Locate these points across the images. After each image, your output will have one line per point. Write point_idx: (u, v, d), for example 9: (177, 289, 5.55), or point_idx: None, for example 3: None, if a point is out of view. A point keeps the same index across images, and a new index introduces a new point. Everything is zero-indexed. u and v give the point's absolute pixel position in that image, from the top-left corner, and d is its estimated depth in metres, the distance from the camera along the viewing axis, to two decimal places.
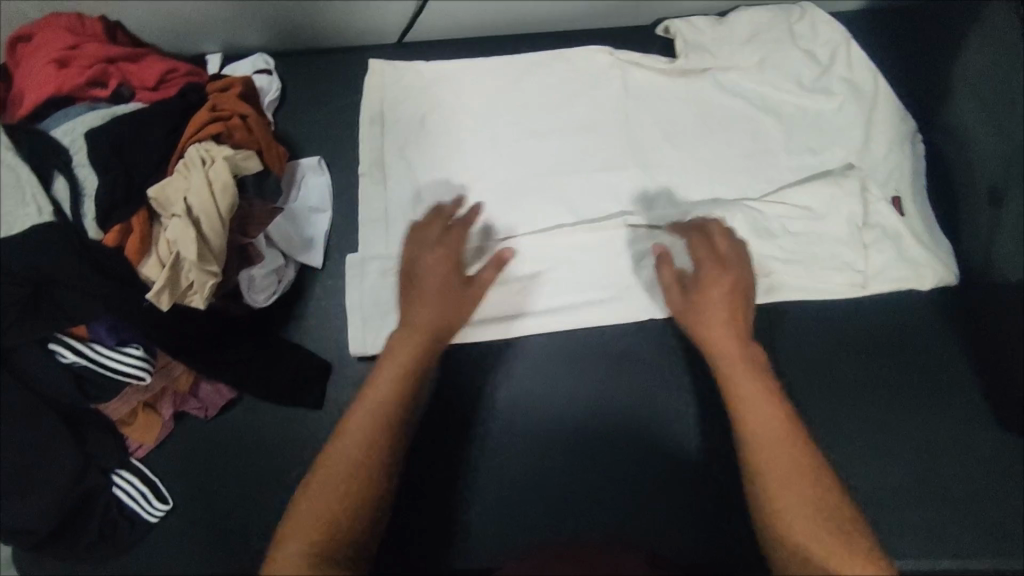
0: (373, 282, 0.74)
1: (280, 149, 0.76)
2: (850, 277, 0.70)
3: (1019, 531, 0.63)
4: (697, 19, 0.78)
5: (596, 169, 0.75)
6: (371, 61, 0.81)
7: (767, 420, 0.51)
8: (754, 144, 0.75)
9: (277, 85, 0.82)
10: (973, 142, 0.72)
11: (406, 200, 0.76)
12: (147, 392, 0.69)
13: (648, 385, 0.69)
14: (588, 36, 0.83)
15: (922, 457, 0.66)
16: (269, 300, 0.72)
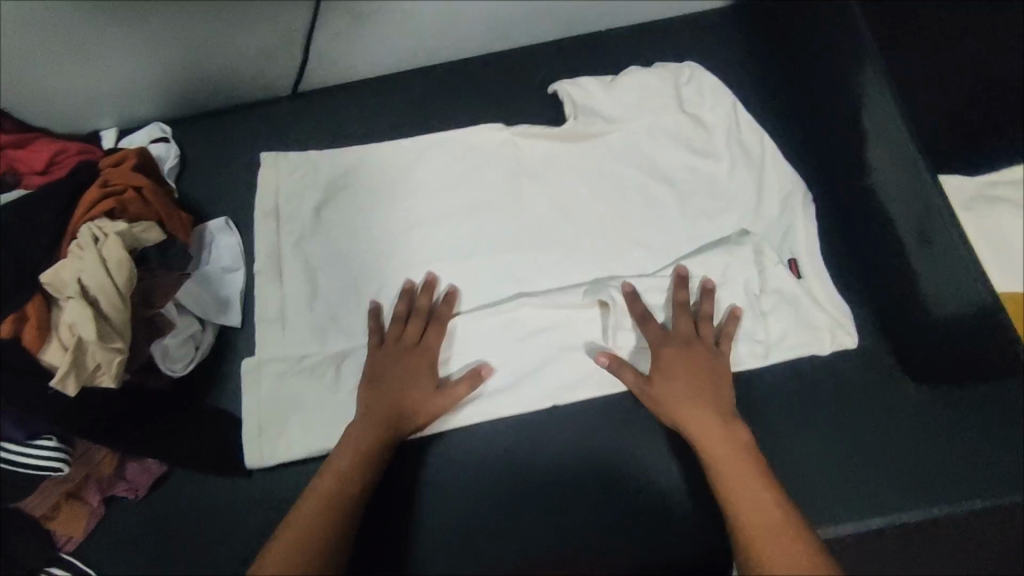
0: (285, 359, 0.72)
1: (183, 216, 0.75)
2: (752, 346, 0.71)
3: (945, 475, 0.66)
4: (585, 81, 0.80)
5: (501, 266, 0.76)
6: (264, 154, 0.81)
7: (749, 501, 0.58)
8: (652, 217, 0.77)
9: (176, 151, 0.82)
10: (877, 185, 0.73)
11: (302, 294, 0.75)
12: (68, 482, 0.67)
13: (565, 432, 0.71)
14: (477, 66, 0.86)
15: (845, 422, 0.69)
16: (190, 366, 0.71)
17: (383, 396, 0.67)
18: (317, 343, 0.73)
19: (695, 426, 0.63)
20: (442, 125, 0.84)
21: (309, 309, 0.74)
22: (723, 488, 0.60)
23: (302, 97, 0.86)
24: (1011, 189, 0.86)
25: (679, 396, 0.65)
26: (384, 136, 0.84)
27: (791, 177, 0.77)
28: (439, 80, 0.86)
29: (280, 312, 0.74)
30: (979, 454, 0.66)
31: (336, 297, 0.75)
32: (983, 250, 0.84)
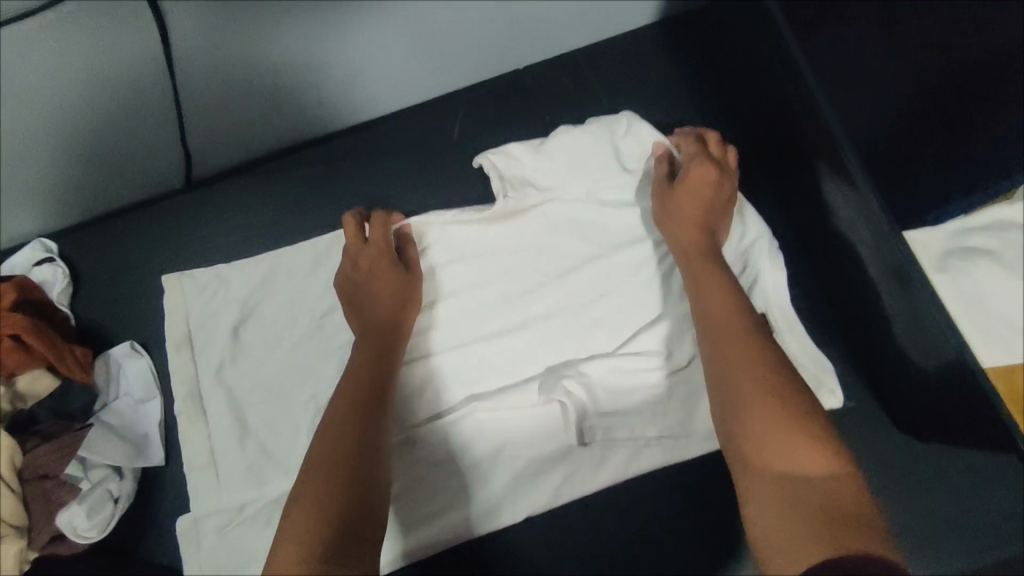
0: (228, 513, 0.65)
1: (79, 349, 0.67)
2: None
3: (947, 527, 0.62)
4: (515, 147, 0.72)
5: (447, 377, 0.67)
6: (168, 276, 0.72)
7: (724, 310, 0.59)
8: (604, 297, 0.69)
9: (64, 271, 0.73)
10: (844, 228, 0.65)
11: (231, 433, 0.68)
12: None
13: (552, 534, 0.66)
14: (390, 126, 0.78)
15: None
16: (110, 526, 0.62)
17: (376, 318, 0.64)
18: (248, 491, 0.66)
19: (699, 248, 0.64)
20: (359, 201, 0.76)
21: (240, 440, 0.67)
22: (708, 314, 0.59)
23: (200, 187, 0.77)
24: (990, 237, 0.72)
25: (691, 212, 0.65)
26: (298, 225, 0.76)
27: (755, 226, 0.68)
28: (350, 147, 0.78)
29: (210, 459, 0.67)
30: (965, 508, 0.63)
31: (269, 434, 0.67)
32: (959, 314, 0.70)
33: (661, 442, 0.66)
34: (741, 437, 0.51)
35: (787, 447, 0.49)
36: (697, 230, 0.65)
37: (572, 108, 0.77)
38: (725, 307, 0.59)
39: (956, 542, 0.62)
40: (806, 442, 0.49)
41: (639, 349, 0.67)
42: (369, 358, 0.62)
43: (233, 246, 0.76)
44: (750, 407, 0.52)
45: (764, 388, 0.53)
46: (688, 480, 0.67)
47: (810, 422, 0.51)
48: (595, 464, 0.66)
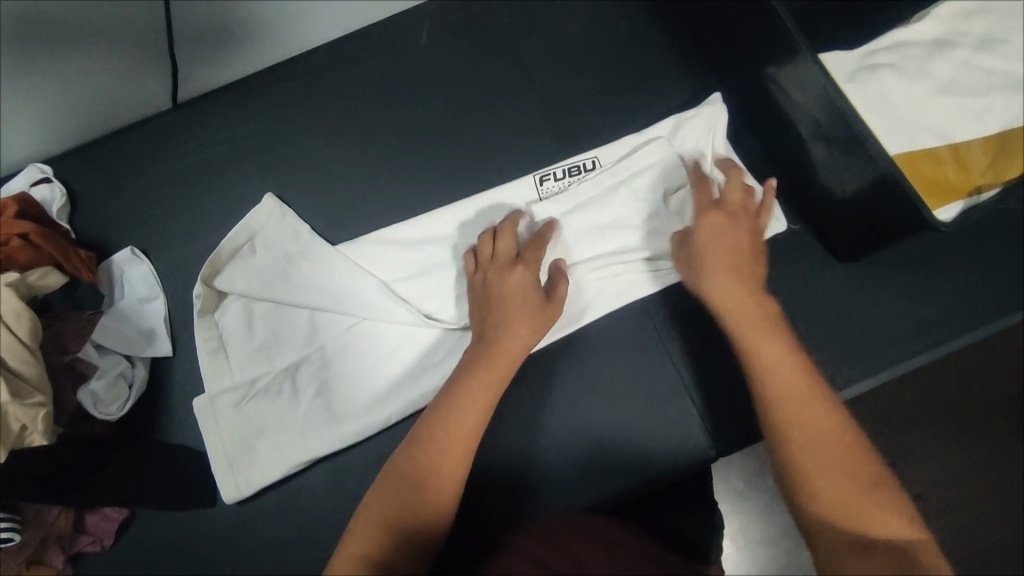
0: (241, 392, 0.70)
1: (83, 254, 0.71)
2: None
3: (896, 339, 0.70)
4: (655, 129, 0.75)
5: (432, 254, 0.73)
6: (268, 195, 0.76)
7: (775, 353, 0.57)
8: (582, 167, 0.75)
9: (61, 190, 0.76)
10: (781, 84, 0.69)
11: (240, 324, 0.72)
12: (26, 549, 0.63)
13: (546, 386, 0.72)
14: (359, 36, 0.83)
15: (795, 312, 0.72)
16: (125, 407, 0.68)
17: (389, 487, 0.56)
18: (254, 372, 0.71)
19: (736, 286, 0.61)
20: (338, 105, 0.81)
21: (248, 326, 0.72)
22: (759, 358, 0.57)
23: (184, 106, 0.81)
24: (895, 54, 0.72)
25: (722, 253, 0.63)
26: (281, 130, 0.80)
27: (708, 107, 0.74)
28: (325, 58, 0.82)
29: (213, 350, 0.71)
30: (900, 322, 0.71)
31: (273, 322, 0.72)
32: (873, 123, 0.70)
33: (630, 289, 0.72)
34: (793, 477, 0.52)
35: (848, 497, 0.49)
36: (735, 282, 0.61)
37: (529, 8, 0.83)
38: (779, 353, 0.57)
39: (892, 353, 0.70)
40: (879, 507, 0.49)
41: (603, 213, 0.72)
42: (383, 519, 0.54)
43: (220, 155, 0.79)
44: (818, 464, 0.51)
45: (833, 444, 0.52)
46: (668, 321, 0.73)
47: (872, 479, 0.51)
48: (570, 313, 0.72)
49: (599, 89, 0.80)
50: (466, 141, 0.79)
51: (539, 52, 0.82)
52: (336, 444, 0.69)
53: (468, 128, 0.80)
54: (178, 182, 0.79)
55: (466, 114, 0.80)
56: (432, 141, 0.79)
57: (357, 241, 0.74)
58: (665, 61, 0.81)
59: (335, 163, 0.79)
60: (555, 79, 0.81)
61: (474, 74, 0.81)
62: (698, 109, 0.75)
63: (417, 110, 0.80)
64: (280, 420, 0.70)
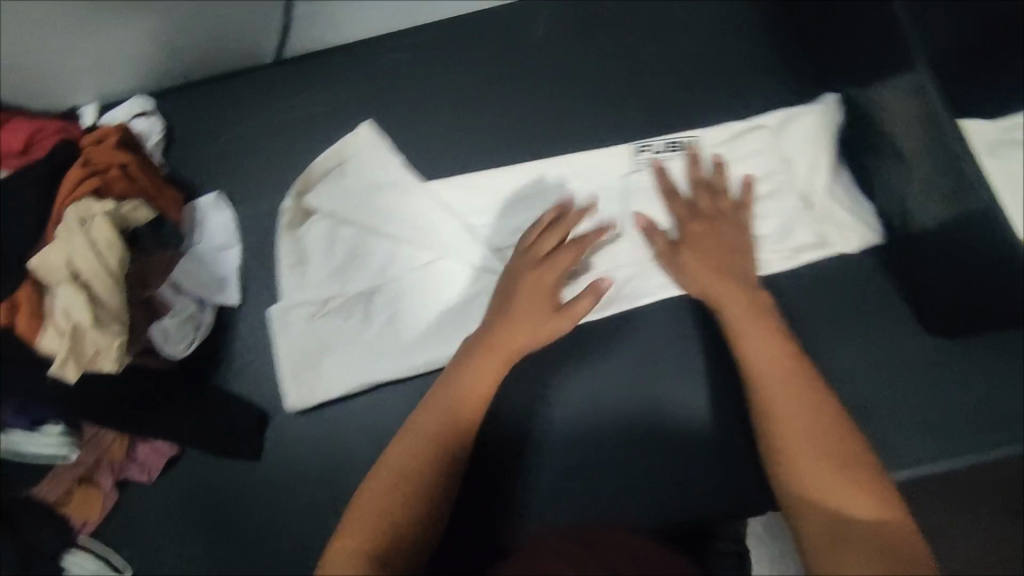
0: (314, 311, 0.72)
1: (173, 192, 0.73)
2: (777, 250, 0.71)
3: (984, 427, 0.66)
4: (764, 119, 0.74)
5: (519, 203, 0.73)
6: (363, 122, 0.76)
7: (764, 350, 0.57)
8: (682, 145, 0.74)
9: (160, 126, 0.78)
10: (895, 124, 0.68)
11: (323, 244, 0.73)
12: (79, 466, 0.67)
13: (611, 362, 0.70)
14: (472, 21, 0.81)
15: (871, 378, 0.69)
16: (191, 348, 0.69)
17: (401, 450, 0.56)
18: (329, 290, 0.72)
19: (728, 288, 0.63)
20: (439, 85, 0.79)
21: (330, 249, 0.73)
22: (750, 350, 0.58)
23: (290, 63, 0.81)
24: None
25: (703, 258, 0.65)
26: (379, 101, 0.79)
27: (822, 105, 0.73)
28: (435, 38, 0.81)
29: (295, 266, 0.73)
30: (988, 409, 0.66)
31: (355, 248, 0.73)
32: (1007, 198, 0.69)
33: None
34: (778, 460, 0.52)
35: (831, 483, 0.49)
36: (723, 278, 0.64)
37: (649, 19, 0.81)
38: (772, 347, 0.58)
39: (974, 437, 0.65)
40: (854, 488, 0.49)
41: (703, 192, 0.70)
42: (395, 486, 0.54)
43: (315, 116, 0.79)
44: (800, 446, 0.52)
45: (811, 423, 0.53)
46: None
47: (855, 464, 0.50)
48: (643, 285, 0.70)
49: (707, 109, 0.77)
50: (562, 140, 0.77)
51: (653, 65, 0.79)
52: (397, 371, 0.70)
53: (565, 127, 0.77)
54: (272, 136, 0.79)
55: (566, 114, 0.78)
56: (525, 133, 0.77)
57: (448, 178, 0.74)
58: (782, 92, 0.77)
59: (428, 143, 0.78)
60: (663, 92, 0.78)
61: (580, 75, 0.79)
62: (809, 106, 0.73)
63: (519, 103, 0.79)
64: (349, 342, 0.71)
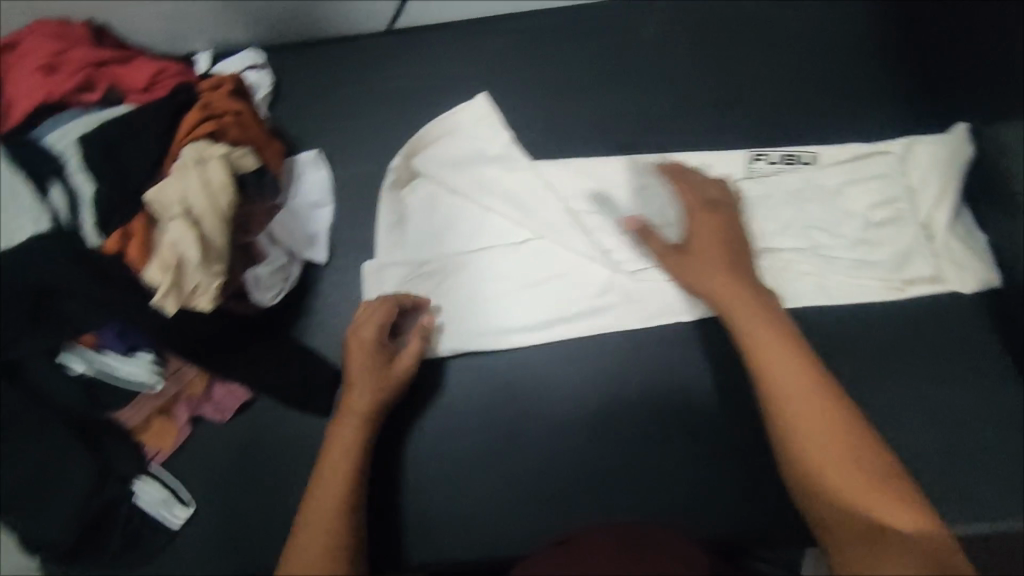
0: (411, 273, 0.74)
1: (278, 146, 0.74)
2: (887, 279, 0.70)
3: None
4: (887, 142, 0.73)
5: (627, 196, 0.74)
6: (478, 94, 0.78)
7: (779, 353, 0.54)
8: (799, 159, 0.74)
9: (270, 80, 0.80)
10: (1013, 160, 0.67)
11: (428, 210, 0.75)
12: (161, 396, 0.69)
13: (697, 362, 0.70)
14: (585, 11, 0.81)
15: (954, 423, 0.67)
16: (278, 298, 0.71)
17: (348, 434, 0.63)
18: (435, 255, 0.74)
19: (732, 291, 0.59)
20: (546, 72, 0.79)
21: (436, 216, 0.75)
22: (763, 357, 0.55)
23: (402, 35, 0.82)
24: None
25: (708, 258, 0.62)
26: (485, 80, 0.80)
27: (955, 134, 0.71)
28: (546, 24, 0.81)
29: (396, 226, 0.76)
30: None
31: (462, 219, 0.75)
32: None
33: (790, 296, 0.71)
34: (800, 474, 0.50)
35: (864, 500, 0.47)
36: (740, 290, 0.60)
37: (768, 27, 0.79)
38: (789, 354, 0.54)
39: None
40: (884, 500, 0.47)
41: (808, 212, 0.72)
42: (346, 468, 0.61)
43: (420, 89, 0.80)
44: (824, 464, 0.49)
45: (834, 438, 0.50)
46: None
47: (886, 474, 0.48)
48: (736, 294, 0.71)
49: (816, 129, 0.75)
50: (664, 141, 0.76)
51: (763, 75, 0.77)
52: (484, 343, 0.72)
53: (667, 129, 0.77)
54: (376, 102, 0.81)
55: (670, 116, 0.77)
56: (627, 130, 0.77)
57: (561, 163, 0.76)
58: (897, 119, 0.75)
59: (527, 127, 0.78)
60: (772, 105, 0.76)
61: (689, 78, 0.78)
62: (940, 135, 0.72)
63: (623, 99, 0.78)
64: (449, 309, 0.73)
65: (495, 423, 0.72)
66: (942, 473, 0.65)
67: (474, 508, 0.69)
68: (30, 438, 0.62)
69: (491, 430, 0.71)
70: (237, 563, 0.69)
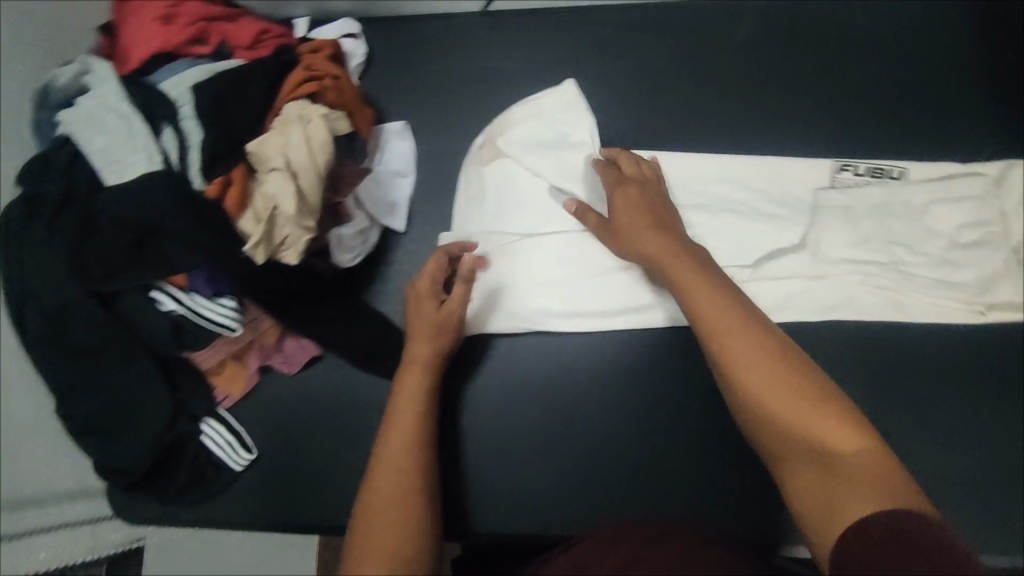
0: (491, 250, 0.74)
1: (367, 112, 0.75)
2: (967, 302, 0.70)
3: None
4: (978, 164, 0.73)
5: (709, 193, 0.74)
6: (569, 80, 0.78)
7: (710, 297, 0.55)
8: (887, 173, 0.73)
9: (363, 49, 0.82)
10: None
11: (514, 190, 0.76)
12: (237, 343, 0.71)
13: None
14: (678, 8, 0.80)
15: (1010, 454, 0.67)
16: (356, 259, 0.74)
17: (409, 385, 0.64)
18: (511, 233, 0.75)
19: (664, 250, 0.62)
20: (633, 64, 0.79)
21: (521, 197, 0.76)
22: (698, 304, 0.55)
23: (493, 15, 0.83)
24: None
25: (636, 219, 0.65)
26: (573, 68, 0.80)
27: None
28: (637, 17, 0.81)
29: (470, 200, 0.77)
30: None
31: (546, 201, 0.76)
32: None
33: (862, 309, 0.70)
34: (749, 413, 0.50)
35: (804, 425, 0.47)
36: (662, 240, 0.63)
37: (865, 38, 0.77)
38: (720, 300, 0.54)
39: None
40: (827, 424, 0.47)
41: (892, 228, 0.72)
42: (414, 428, 0.62)
43: (509, 72, 0.81)
44: (759, 383, 0.50)
45: (767, 362, 0.50)
46: (876, 399, 0.68)
47: (821, 398, 0.48)
48: (808, 303, 0.71)
49: (908, 146, 0.74)
50: (747, 144, 0.76)
51: (855, 86, 0.76)
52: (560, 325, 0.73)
53: (751, 132, 0.76)
54: (462, 80, 0.82)
55: (755, 119, 0.77)
56: (707, 128, 0.77)
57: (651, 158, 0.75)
58: (991, 144, 0.74)
59: (609, 118, 0.79)
60: (862, 118, 0.75)
61: (778, 83, 0.77)
62: None
63: (707, 97, 0.78)
64: (525, 287, 0.74)
65: (553, 406, 0.72)
66: (993, 501, 0.66)
67: (525, 485, 0.70)
68: (115, 367, 0.65)
69: (551, 412, 0.72)
70: (291, 512, 0.71)
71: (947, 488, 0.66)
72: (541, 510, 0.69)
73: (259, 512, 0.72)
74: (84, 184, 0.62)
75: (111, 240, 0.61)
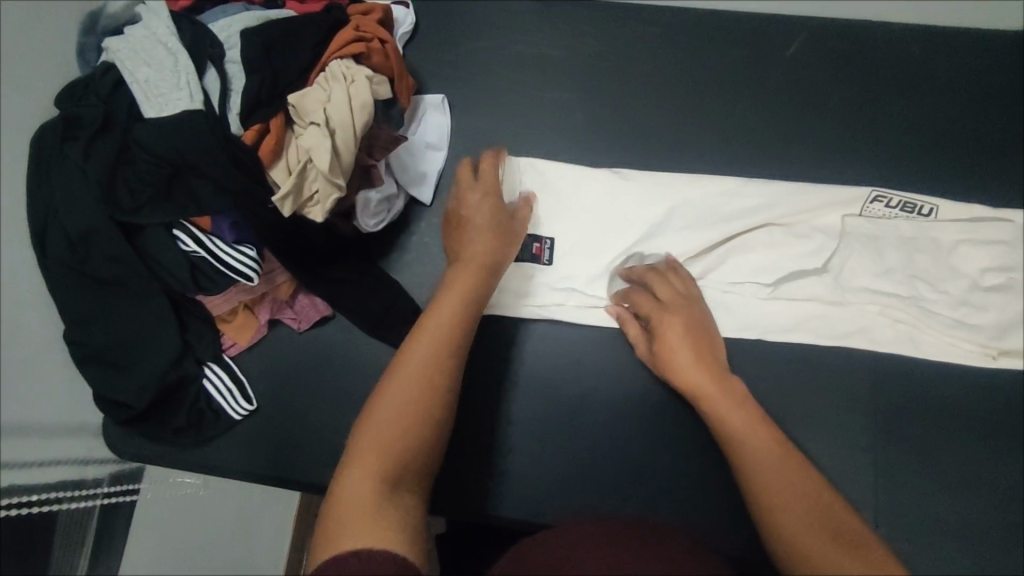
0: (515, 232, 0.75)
1: (409, 82, 0.74)
2: (982, 344, 0.70)
3: None
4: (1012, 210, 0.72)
5: (741, 204, 0.74)
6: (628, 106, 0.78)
7: (736, 409, 0.59)
8: (918, 209, 0.73)
9: (412, 19, 0.81)
10: None
11: (545, 178, 0.77)
12: (250, 293, 0.72)
13: (775, 384, 0.69)
14: (728, 21, 0.80)
15: (1007, 501, 0.67)
16: (378, 226, 0.74)
17: (438, 328, 0.55)
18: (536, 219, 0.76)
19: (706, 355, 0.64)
20: (677, 71, 0.79)
21: (550, 187, 0.76)
22: (722, 413, 0.59)
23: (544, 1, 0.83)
24: None
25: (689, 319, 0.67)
26: (618, 67, 0.80)
27: None
28: (687, 24, 0.80)
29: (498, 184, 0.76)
30: None
31: (573, 194, 0.76)
32: None
33: (877, 339, 0.71)
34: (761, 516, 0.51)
35: (814, 529, 0.48)
36: (705, 348, 0.65)
37: (914, 74, 0.77)
38: (743, 410, 0.59)
39: None
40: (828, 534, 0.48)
41: (915, 264, 0.72)
42: (439, 373, 0.53)
43: (554, 60, 0.81)
44: (761, 463, 0.54)
45: (781, 467, 0.53)
46: (879, 431, 0.68)
47: (829, 512, 0.50)
48: (821, 328, 0.71)
49: (943, 185, 0.74)
50: (782, 164, 0.76)
51: (895, 120, 0.76)
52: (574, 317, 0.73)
53: (786, 152, 0.76)
54: (507, 62, 0.82)
55: (791, 141, 0.76)
56: (744, 143, 0.77)
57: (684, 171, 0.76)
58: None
59: (647, 119, 0.78)
60: (900, 153, 0.75)
61: (819, 108, 0.77)
62: None
63: (748, 111, 0.77)
64: (542, 274, 0.74)
65: (557, 399, 0.71)
66: (985, 546, 0.66)
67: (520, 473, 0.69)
68: (131, 300, 0.65)
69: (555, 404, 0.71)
70: (284, 467, 0.71)
71: (939, 526, 0.66)
72: (533, 500, 0.68)
73: (251, 463, 0.72)
74: (123, 113, 0.62)
75: (145, 173, 0.62)
